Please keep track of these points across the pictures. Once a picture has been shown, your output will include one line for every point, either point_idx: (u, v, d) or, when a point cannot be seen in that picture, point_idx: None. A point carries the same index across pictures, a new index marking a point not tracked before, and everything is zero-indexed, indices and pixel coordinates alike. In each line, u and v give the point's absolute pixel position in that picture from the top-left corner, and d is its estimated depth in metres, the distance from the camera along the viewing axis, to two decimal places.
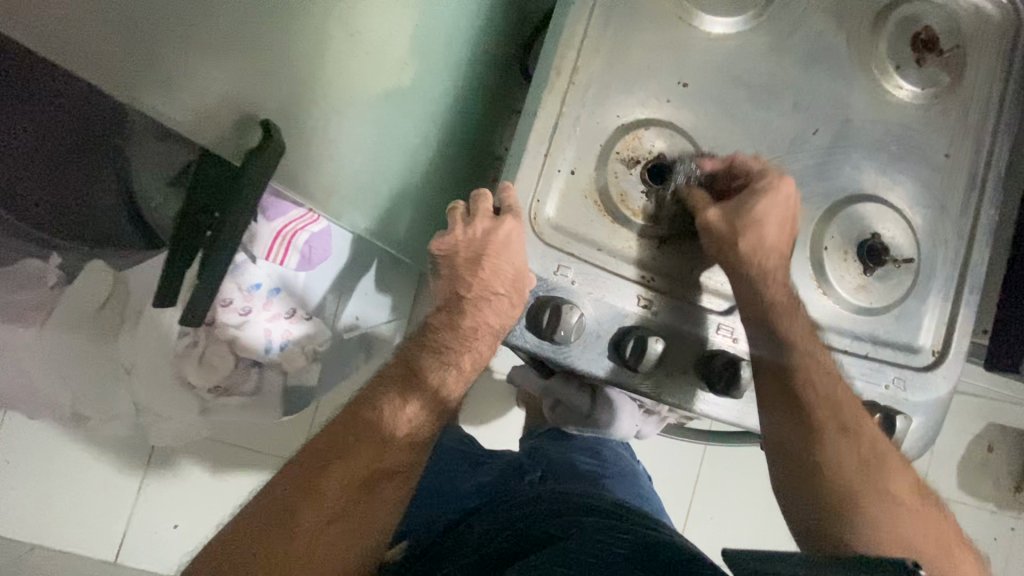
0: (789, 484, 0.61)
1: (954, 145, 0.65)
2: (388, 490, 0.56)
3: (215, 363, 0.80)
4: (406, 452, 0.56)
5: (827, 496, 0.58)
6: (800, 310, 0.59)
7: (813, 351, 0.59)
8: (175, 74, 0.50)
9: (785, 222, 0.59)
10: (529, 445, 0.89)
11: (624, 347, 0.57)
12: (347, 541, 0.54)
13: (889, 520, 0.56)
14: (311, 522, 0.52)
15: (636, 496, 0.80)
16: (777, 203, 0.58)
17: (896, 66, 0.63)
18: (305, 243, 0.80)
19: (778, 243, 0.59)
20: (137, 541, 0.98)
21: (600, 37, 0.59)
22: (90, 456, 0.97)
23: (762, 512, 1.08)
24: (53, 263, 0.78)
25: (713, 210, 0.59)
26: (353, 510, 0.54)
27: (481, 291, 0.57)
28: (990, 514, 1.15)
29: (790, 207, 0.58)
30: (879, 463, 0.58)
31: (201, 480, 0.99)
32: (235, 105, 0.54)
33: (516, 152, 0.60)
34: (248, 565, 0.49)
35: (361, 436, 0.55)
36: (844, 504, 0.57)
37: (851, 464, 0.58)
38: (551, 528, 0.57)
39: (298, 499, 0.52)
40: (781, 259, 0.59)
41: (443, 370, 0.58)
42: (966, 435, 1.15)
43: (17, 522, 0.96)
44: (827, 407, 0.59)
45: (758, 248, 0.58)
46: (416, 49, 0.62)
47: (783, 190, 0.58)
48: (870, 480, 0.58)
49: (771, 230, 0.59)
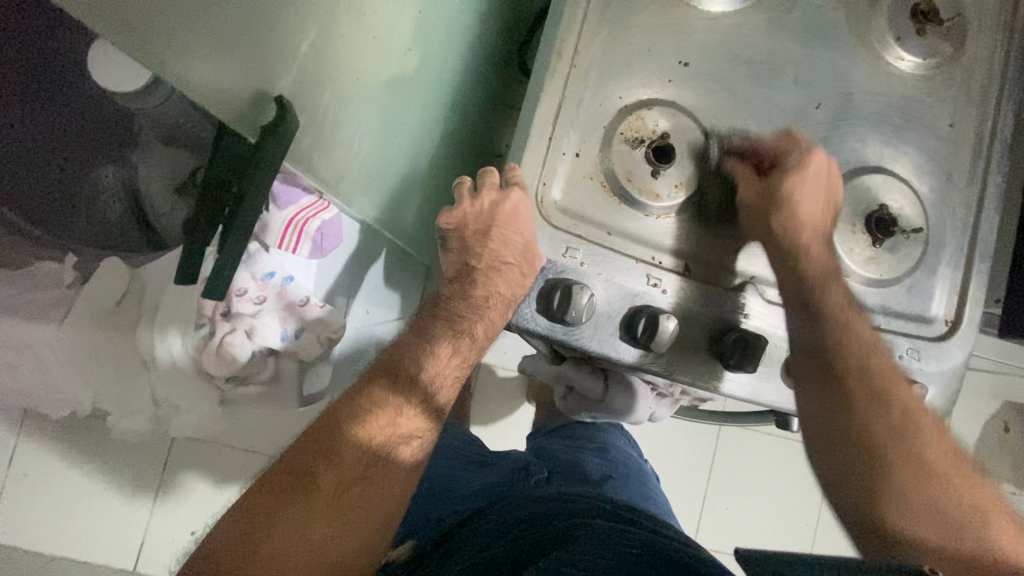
0: (836, 469, 0.59)
1: (958, 114, 0.65)
2: (406, 455, 0.55)
3: (231, 354, 0.74)
4: (424, 418, 0.56)
5: (878, 485, 0.56)
6: (752, 345, 0.58)
7: (848, 321, 0.58)
8: (193, 40, 0.37)
9: (822, 195, 0.59)
10: (535, 445, 0.90)
11: (636, 326, 0.57)
12: (372, 509, 0.52)
13: (903, 455, 0.56)
14: (332, 488, 0.51)
15: (642, 496, 0.81)
16: (811, 175, 0.59)
17: (897, 36, 0.63)
18: (317, 230, 0.76)
19: (818, 219, 0.60)
20: (156, 546, 0.99)
21: (600, 19, 0.59)
22: (105, 461, 0.98)
23: (773, 495, 1.10)
24: (69, 263, 0.75)
25: (750, 188, 0.60)
26: (373, 475, 0.52)
27: (491, 261, 0.58)
28: (1008, 495, 1.14)
29: (827, 179, 0.59)
30: (911, 429, 0.56)
31: (218, 482, 1.00)
32: (255, 77, 0.42)
33: (520, 136, 0.59)
34: (263, 538, 0.48)
35: (379, 400, 0.55)
36: (872, 463, 0.57)
37: (866, 399, 0.57)
38: (560, 530, 0.56)
39: (316, 465, 0.51)
40: (816, 234, 0.60)
41: (456, 339, 0.59)
42: (981, 415, 1.14)
43: (36, 529, 0.97)
44: (855, 370, 0.58)
45: (807, 224, 0.59)
46: (420, 29, 0.58)
47: (816, 164, 0.59)
48: (901, 447, 0.56)
49: (811, 206, 0.59)
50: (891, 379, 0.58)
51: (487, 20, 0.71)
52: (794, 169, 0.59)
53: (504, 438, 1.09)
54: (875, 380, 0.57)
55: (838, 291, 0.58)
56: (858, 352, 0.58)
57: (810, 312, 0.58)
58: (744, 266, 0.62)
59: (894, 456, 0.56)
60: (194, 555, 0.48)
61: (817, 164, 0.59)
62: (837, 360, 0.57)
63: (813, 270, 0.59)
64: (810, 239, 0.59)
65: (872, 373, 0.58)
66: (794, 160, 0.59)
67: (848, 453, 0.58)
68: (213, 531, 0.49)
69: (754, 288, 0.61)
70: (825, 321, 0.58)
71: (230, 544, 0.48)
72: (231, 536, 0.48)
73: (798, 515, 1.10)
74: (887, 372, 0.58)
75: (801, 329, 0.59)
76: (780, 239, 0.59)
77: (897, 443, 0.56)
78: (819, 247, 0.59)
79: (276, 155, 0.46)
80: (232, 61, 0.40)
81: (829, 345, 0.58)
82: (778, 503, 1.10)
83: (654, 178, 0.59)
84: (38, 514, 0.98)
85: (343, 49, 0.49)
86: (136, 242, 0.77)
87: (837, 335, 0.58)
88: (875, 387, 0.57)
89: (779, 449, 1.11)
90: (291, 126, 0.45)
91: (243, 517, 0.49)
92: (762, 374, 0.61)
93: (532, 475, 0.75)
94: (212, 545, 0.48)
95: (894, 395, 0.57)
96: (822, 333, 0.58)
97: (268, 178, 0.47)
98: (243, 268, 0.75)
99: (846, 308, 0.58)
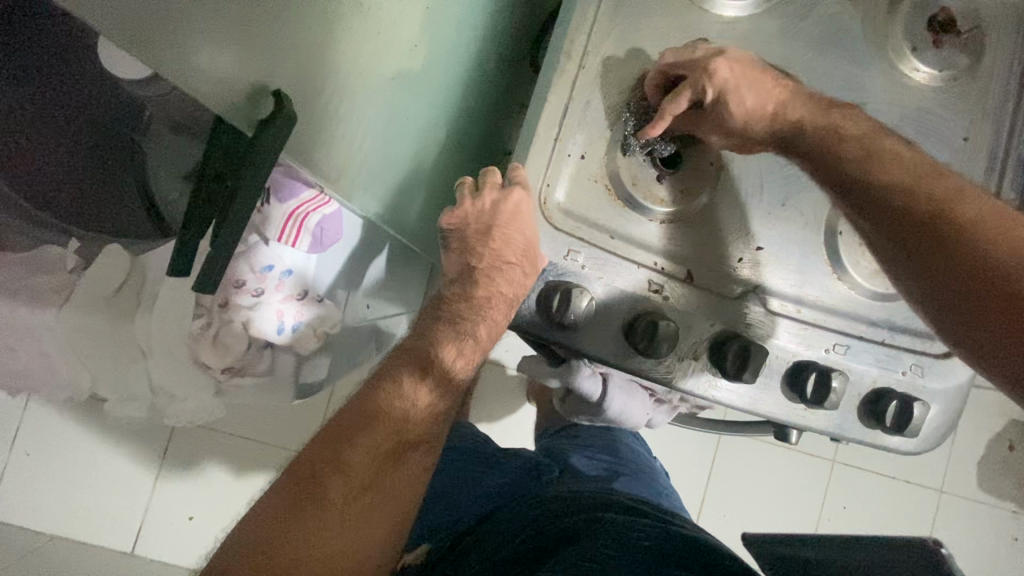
0: (929, 286, 0.49)
1: (973, 128, 0.64)
2: (416, 458, 0.56)
3: (229, 343, 0.77)
4: (432, 420, 0.57)
5: (980, 272, 0.46)
6: (746, 358, 0.57)
7: (875, 162, 0.53)
8: (195, 38, 0.40)
9: (750, 85, 0.55)
10: (543, 443, 0.91)
11: (635, 332, 0.57)
12: (382, 514, 0.53)
13: (991, 236, 0.47)
14: (342, 494, 0.51)
15: (653, 492, 0.80)
16: (728, 80, 0.54)
17: (913, 47, 0.62)
18: (317, 225, 0.75)
19: (769, 105, 0.56)
20: (154, 531, 1.00)
21: (611, 19, 0.58)
22: (105, 444, 0.99)
23: (772, 505, 1.09)
24: (72, 248, 0.75)
25: (709, 125, 0.58)
26: (382, 479, 0.53)
27: (493, 261, 0.57)
28: (1011, 515, 1.13)
29: (742, 73, 0.55)
30: (990, 217, 0.48)
31: (217, 469, 1.01)
32: (251, 67, 0.43)
33: (526, 136, 0.59)
34: (277, 546, 0.48)
35: (387, 407, 0.55)
36: (968, 255, 0.47)
37: (925, 204, 0.50)
38: (568, 527, 0.56)
39: (326, 471, 0.52)
40: (802, 106, 0.56)
41: (459, 339, 0.58)
42: (986, 433, 1.12)
43: (36, 510, 0.98)
44: (906, 187, 0.51)
45: (779, 101, 0.56)
46: (427, 24, 0.58)
47: (724, 73, 0.54)
48: (988, 230, 0.47)
49: (750, 99, 0.55)
50: (971, 202, 0.49)
51: (497, 18, 0.70)
52: (716, 87, 0.55)
53: (502, 437, 1.09)
54: (955, 205, 0.49)
55: (852, 133, 0.54)
56: (913, 183, 0.51)
57: (836, 166, 0.54)
58: (752, 276, 0.61)
59: (981, 238, 0.47)
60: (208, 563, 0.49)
61: (724, 73, 0.54)
62: (881, 186, 0.52)
63: (810, 138, 0.55)
64: (794, 109, 0.56)
65: (947, 200, 0.50)
66: (705, 77, 0.54)
67: (936, 255, 0.48)
68: (227, 538, 0.50)
69: (757, 298, 0.60)
70: (843, 142, 0.54)
71: (244, 553, 0.48)
72: (245, 548, 0.49)
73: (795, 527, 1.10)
74: (945, 185, 0.51)
75: (830, 165, 0.54)
76: (796, 144, 0.56)
77: (1009, 259, 0.45)
78: (820, 141, 0.55)
79: (271, 148, 0.45)
80: (236, 55, 0.42)
81: (857, 172, 0.53)
82: (776, 513, 1.10)
83: (657, 183, 0.59)
84: (37, 494, 0.98)
85: (345, 43, 0.50)
86: (142, 230, 0.76)
87: (859, 155, 0.53)
88: (957, 214, 0.49)
89: (779, 459, 1.10)
90: (287, 114, 0.44)
91: (256, 523, 0.50)
92: (762, 385, 0.60)
93: (542, 473, 0.75)
94: (227, 552, 0.49)
95: (952, 194, 0.50)
96: (845, 159, 0.54)
97: (260, 169, 0.47)
98: (242, 259, 0.75)
99: (874, 140, 0.54)
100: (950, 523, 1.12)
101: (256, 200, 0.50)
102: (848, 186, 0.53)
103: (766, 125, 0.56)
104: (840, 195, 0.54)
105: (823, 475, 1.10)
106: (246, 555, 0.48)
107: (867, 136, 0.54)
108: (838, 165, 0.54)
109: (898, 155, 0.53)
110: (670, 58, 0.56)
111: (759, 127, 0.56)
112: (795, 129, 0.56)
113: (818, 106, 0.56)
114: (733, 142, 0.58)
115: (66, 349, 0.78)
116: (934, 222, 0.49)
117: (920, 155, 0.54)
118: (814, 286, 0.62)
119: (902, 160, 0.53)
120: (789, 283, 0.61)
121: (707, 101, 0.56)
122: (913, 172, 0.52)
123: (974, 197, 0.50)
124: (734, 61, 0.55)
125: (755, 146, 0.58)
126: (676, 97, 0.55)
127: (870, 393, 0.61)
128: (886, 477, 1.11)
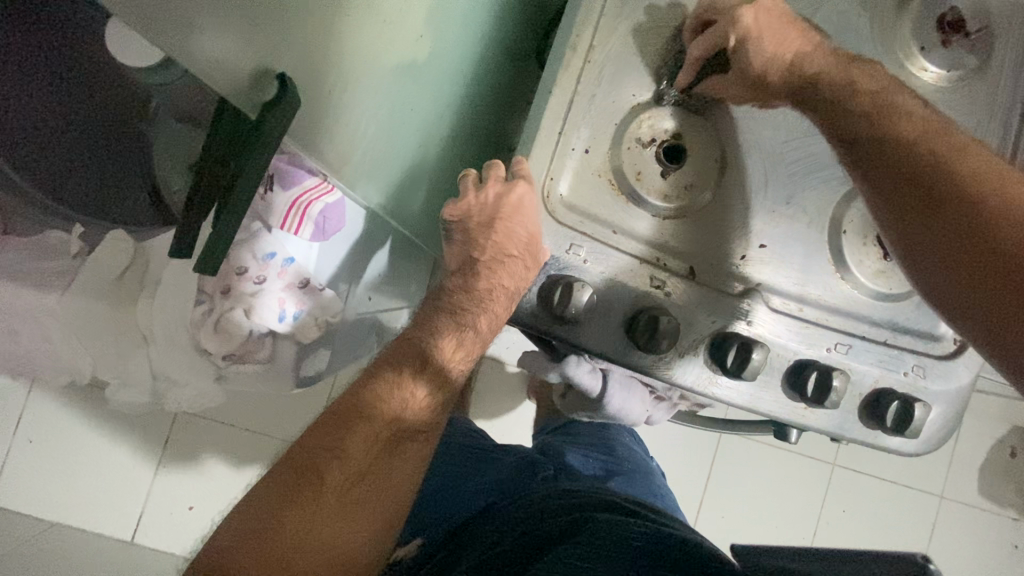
0: (919, 238, 0.51)
1: (981, 129, 0.63)
2: (413, 449, 0.56)
3: (231, 331, 0.77)
4: (430, 411, 0.57)
5: (965, 223, 0.48)
6: (744, 355, 0.57)
7: (890, 113, 0.54)
8: (200, 17, 0.38)
9: (773, 33, 0.56)
10: (540, 441, 0.91)
11: (636, 328, 0.57)
12: (378, 504, 0.53)
13: (983, 189, 0.49)
14: (340, 482, 0.52)
15: (649, 493, 0.80)
16: (749, 27, 0.55)
17: (921, 47, 0.62)
18: (319, 213, 0.74)
19: (782, 59, 0.56)
20: (153, 519, 1.01)
21: (619, 12, 0.58)
22: (107, 431, 1.00)
23: (770, 507, 1.09)
24: (75, 233, 0.75)
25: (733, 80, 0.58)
26: (380, 469, 0.53)
27: (495, 254, 0.57)
28: (1010, 521, 1.13)
29: (767, 21, 0.56)
30: (985, 174, 0.49)
31: (218, 459, 1.02)
32: (255, 52, 0.43)
33: (530, 129, 0.59)
34: (272, 533, 0.49)
35: (386, 397, 0.55)
36: (958, 206, 0.49)
37: (924, 159, 0.51)
38: (563, 523, 0.56)
39: (324, 459, 0.52)
40: (825, 59, 0.56)
41: (459, 332, 0.58)
42: (988, 439, 1.12)
43: (37, 496, 0.99)
44: (909, 142, 0.52)
45: (796, 56, 0.56)
46: (433, 17, 0.58)
47: (750, 22, 0.55)
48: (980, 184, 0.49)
49: (765, 54, 0.56)
50: (970, 157, 0.51)
51: (503, 13, 0.70)
52: (738, 34, 0.55)
53: (501, 432, 1.09)
54: (957, 160, 0.51)
55: (867, 89, 0.55)
56: (919, 139, 0.52)
57: (847, 117, 0.55)
58: (754, 274, 0.61)
59: (971, 190, 0.49)
60: (204, 547, 0.49)
61: (749, 20, 0.55)
62: (885, 141, 0.53)
63: (827, 89, 0.56)
64: (813, 61, 0.56)
65: (948, 156, 0.51)
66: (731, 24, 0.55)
67: (927, 206, 0.51)
68: (224, 523, 0.50)
69: (759, 296, 0.60)
70: (852, 94, 0.55)
71: (240, 539, 0.48)
72: (242, 533, 0.49)
73: (793, 529, 1.09)
74: (950, 143, 0.52)
75: (834, 119, 0.56)
76: (812, 96, 0.56)
77: (998, 206, 0.47)
78: (840, 91, 0.55)
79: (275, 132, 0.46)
80: (242, 40, 0.42)
81: (861, 125, 0.54)
82: (774, 515, 1.09)
83: (661, 177, 0.59)
84: (38, 481, 0.99)
85: (350, 31, 0.50)
86: (144, 216, 0.76)
87: (867, 107, 0.55)
88: (957, 169, 0.50)
89: (779, 461, 1.09)
90: (292, 99, 0.44)
91: (253, 508, 0.50)
92: (763, 383, 0.60)
93: (538, 470, 0.75)
94: (222, 538, 0.49)
95: (952, 150, 0.51)
96: (850, 108, 0.55)
97: (263, 157, 0.47)
98: (246, 246, 0.76)
99: (887, 91, 0.55)
100: (950, 528, 1.12)
101: (257, 186, 0.50)
102: (848, 139, 0.55)
103: (784, 76, 0.57)
104: (841, 148, 0.56)
105: (822, 477, 1.10)
106: (243, 540, 0.48)
107: (881, 93, 0.55)
108: (857, 113, 0.55)
109: (910, 112, 0.54)
110: (704, 5, 0.57)
111: (777, 77, 0.57)
112: (816, 81, 0.56)
113: (840, 61, 0.56)
114: (751, 95, 0.58)
115: (68, 336, 0.78)
116: (928, 172, 0.51)
117: (931, 113, 0.54)
118: (817, 285, 0.61)
119: (909, 116, 0.54)
120: (792, 281, 0.61)
121: (730, 48, 0.56)
122: (921, 128, 0.53)
123: (979, 157, 0.51)
124: (761, 10, 0.55)
125: (775, 97, 0.58)
126: (704, 40, 0.55)
127: (871, 395, 0.61)
128: (886, 481, 1.11)
